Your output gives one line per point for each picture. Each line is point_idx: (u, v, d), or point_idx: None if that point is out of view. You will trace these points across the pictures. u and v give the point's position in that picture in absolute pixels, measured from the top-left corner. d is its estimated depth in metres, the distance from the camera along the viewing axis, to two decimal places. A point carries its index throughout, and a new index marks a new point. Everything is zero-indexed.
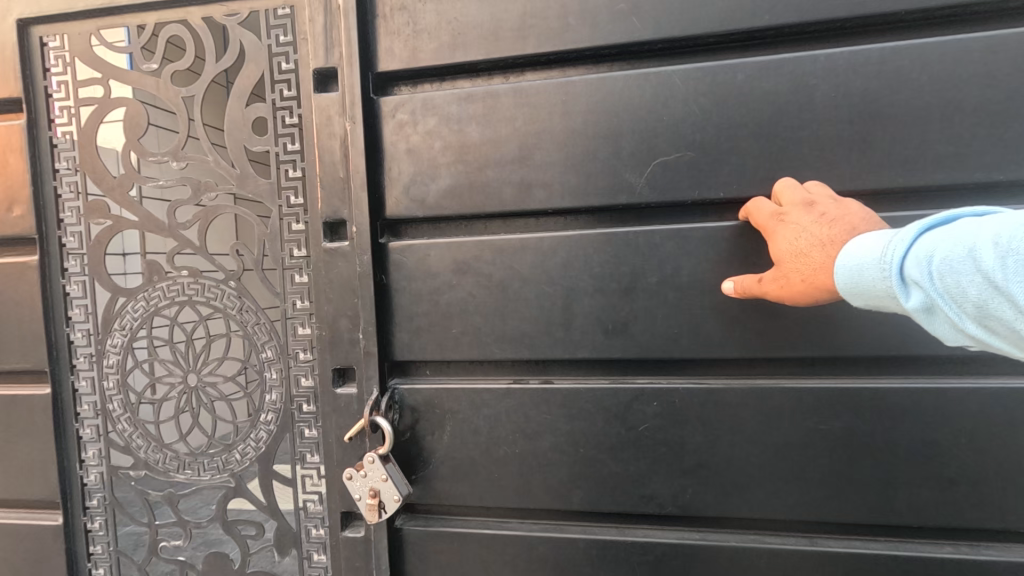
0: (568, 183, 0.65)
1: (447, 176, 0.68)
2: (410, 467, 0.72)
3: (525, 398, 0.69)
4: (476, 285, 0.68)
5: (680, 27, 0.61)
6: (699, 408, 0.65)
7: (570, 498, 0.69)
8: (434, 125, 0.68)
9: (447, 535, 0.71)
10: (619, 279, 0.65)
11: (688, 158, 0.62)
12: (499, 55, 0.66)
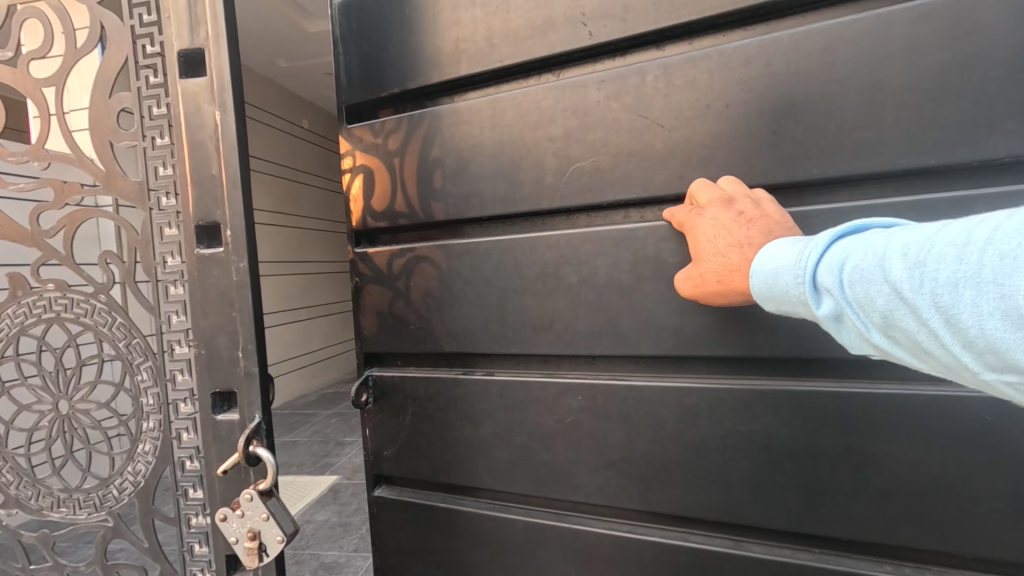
0: (497, 191, 0.79)
1: (403, 189, 0.87)
2: (382, 443, 0.93)
3: (468, 388, 0.84)
4: (428, 283, 0.86)
5: (594, 35, 0.70)
6: (619, 404, 0.74)
7: (509, 478, 0.82)
8: (394, 145, 0.87)
9: (413, 505, 0.91)
10: (539, 282, 0.77)
11: (603, 161, 0.71)
12: (438, 79, 0.82)
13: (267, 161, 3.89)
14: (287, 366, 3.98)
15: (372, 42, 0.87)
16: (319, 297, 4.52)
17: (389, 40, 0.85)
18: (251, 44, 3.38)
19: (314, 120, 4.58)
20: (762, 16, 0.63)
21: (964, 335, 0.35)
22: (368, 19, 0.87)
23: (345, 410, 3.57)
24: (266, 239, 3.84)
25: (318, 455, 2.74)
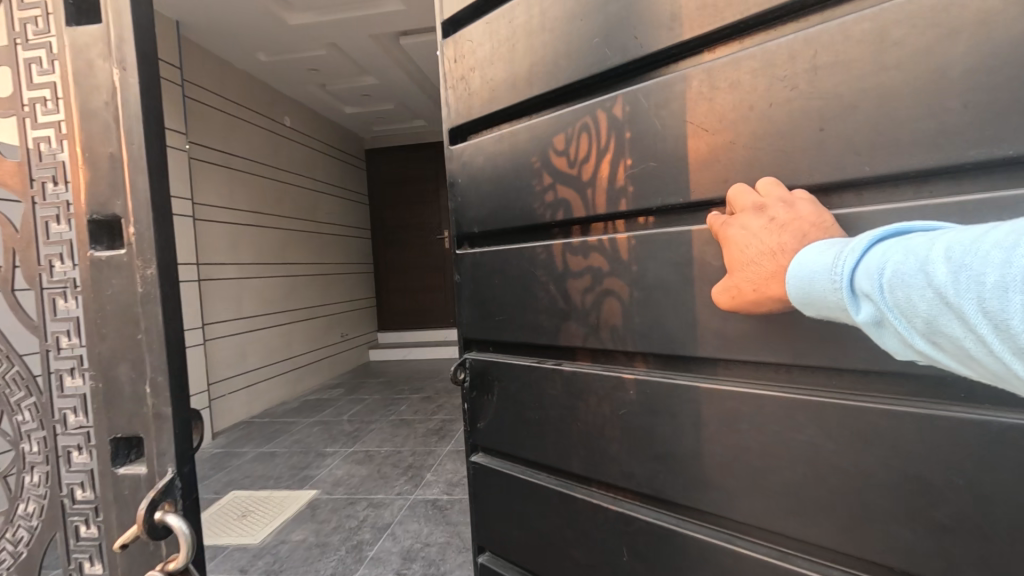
0: (564, 198, 0.90)
1: (490, 198, 1.04)
2: (477, 416, 1.12)
3: (540, 374, 0.96)
4: (507, 277, 1.02)
5: (641, 48, 0.76)
6: (666, 401, 0.76)
7: (572, 458, 0.91)
8: (484, 161, 1.05)
9: (498, 472, 1.07)
10: (594, 284, 0.86)
11: (652, 166, 0.76)
12: (516, 100, 0.96)
13: (248, 160, 3.74)
14: (268, 372, 3.83)
15: (475, 73, 1.04)
16: (303, 299, 4.39)
17: (487, 69, 1.02)
18: (232, 37, 3.24)
19: (297, 117, 4.43)
20: (812, 7, 0.61)
21: (1014, 342, 0.35)
22: (472, 53, 1.04)
23: (328, 419, 3.44)
24: (248, 240, 3.70)
25: (299, 466, 2.60)
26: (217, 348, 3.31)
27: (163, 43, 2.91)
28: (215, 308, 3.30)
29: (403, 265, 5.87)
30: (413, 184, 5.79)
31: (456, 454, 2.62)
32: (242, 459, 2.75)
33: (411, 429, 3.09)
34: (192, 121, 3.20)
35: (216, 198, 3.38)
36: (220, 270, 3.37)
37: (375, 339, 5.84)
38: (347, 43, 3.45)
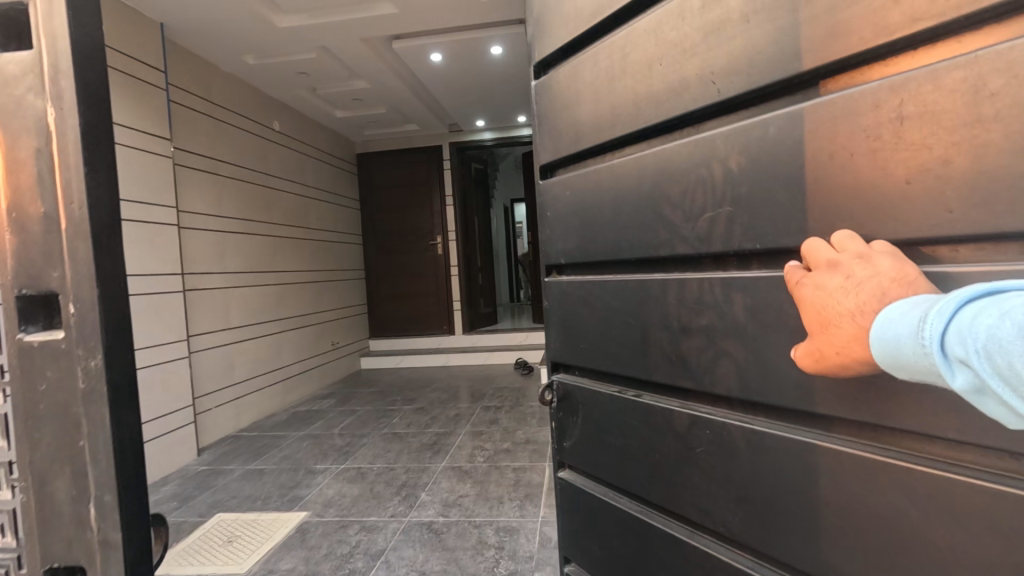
0: (641, 237, 0.87)
1: (575, 234, 1.03)
2: (565, 434, 1.11)
3: (621, 404, 0.94)
4: (592, 309, 1.00)
5: (720, 93, 0.74)
6: (743, 444, 0.72)
7: (649, 487, 0.88)
8: (568, 196, 1.04)
9: (581, 490, 1.06)
10: (671, 319, 0.83)
11: (729, 212, 0.73)
12: (599, 140, 0.95)
13: (236, 166, 3.64)
14: (256, 383, 3.72)
15: (560, 113, 1.05)
16: (292, 308, 4.28)
17: (573, 110, 1.01)
18: (219, 40, 3.15)
19: (287, 122, 4.34)
20: (902, 50, 0.56)
21: None
22: (558, 95, 1.05)
23: (319, 433, 3.34)
24: (236, 248, 3.60)
25: (288, 486, 2.50)
26: (203, 361, 3.20)
27: (148, 46, 2.81)
28: (202, 319, 3.20)
29: (395, 271, 5.79)
30: (406, 190, 5.72)
31: (452, 472, 2.54)
32: (229, 478, 2.65)
33: (404, 444, 3.00)
34: (178, 126, 3.10)
35: (203, 206, 3.28)
36: (207, 280, 3.27)
37: (366, 346, 5.74)
38: (337, 47, 3.36)
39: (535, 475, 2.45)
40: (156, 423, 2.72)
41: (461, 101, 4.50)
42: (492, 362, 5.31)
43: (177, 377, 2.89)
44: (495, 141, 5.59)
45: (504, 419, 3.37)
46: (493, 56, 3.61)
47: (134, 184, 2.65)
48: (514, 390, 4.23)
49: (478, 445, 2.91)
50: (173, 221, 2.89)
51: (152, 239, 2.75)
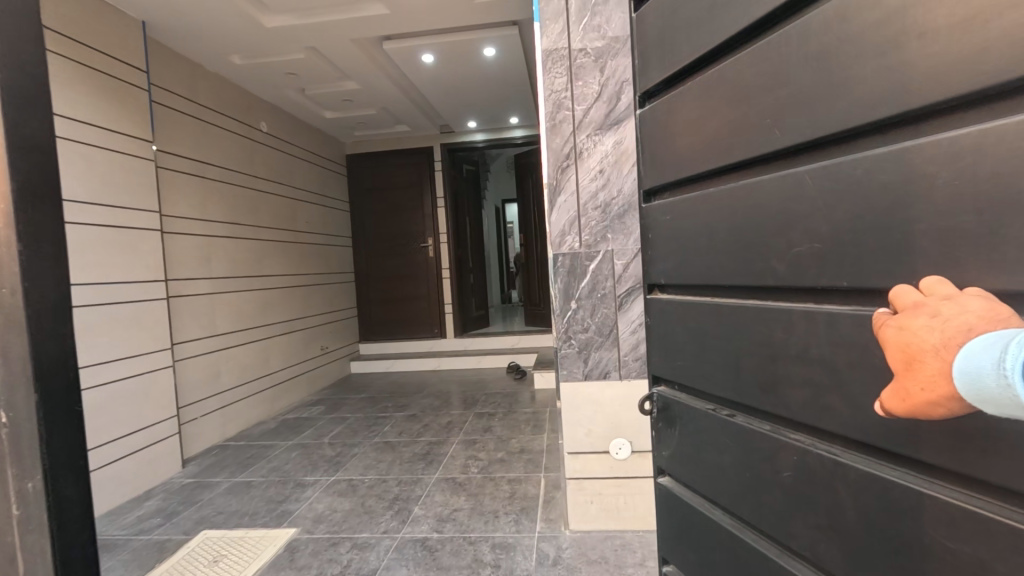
0: (732, 270, 0.72)
1: (670, 258, 0.88)
2: (660, 442, 0.99)
3: (713, 420, 0.80)
4: (687, 333, 0.86)
5: (802, 119, 0.59)
6: (829, 472, 0.59)
7: (736, 503, 0.75)
8: (662, 217, 0.90)
9: (671, 497, 0.94)
10: (765, 346, 0.68)
11: (818, 249, 0.58)
12: (690, 166, 0.80)
13: (221, 168, 3.55)
14: (243, 391, 3.63)
15: (653, 142, 0.91)
16: (281, 314, 4.20)
17: (671, 131, 0.85)
18: (203, 39, 3.05)
19: (274, 123, 4.24)
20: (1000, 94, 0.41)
21: None
22: (652, 126, 0.91)
23: (308, 442, 3.27)
24: (221, 253, 3.50)
25: (276, 500, 2.44)
26: (187, 369, 3.10)
27: (130, 46, 2.72)
28: (186, 326, 3.11)
29: (386, 273, 5.71)
30: (397, 192, 5.63)
31: (445, 484, 2.49)
32: (214, 491, 2.57)
33: (396, 454, 2.94)
34: (161, 128, 3.01)
35: (187, 210, 3.19)
36: (192, 286, 3.18)
37: (357, 350, 5.66)
38: (326, 48, 3.29)
39: (530, 487, 2.41)
40: (140, 434, 2.64)
41: (453, 102, 4.43)
42: (484, 366, 5.25)
43: (162, 387, 2.80)
44: (487, 143, 5.53)
45: (498, 427, 3.32)
46: (485, 58, 3.56)
47: (115, 190, 2.56)
48: (507, 395, 4.18)
49: (471, 454, 2.86)
50: (157, 226, 2.81)
51: (135, 246, 2.66)
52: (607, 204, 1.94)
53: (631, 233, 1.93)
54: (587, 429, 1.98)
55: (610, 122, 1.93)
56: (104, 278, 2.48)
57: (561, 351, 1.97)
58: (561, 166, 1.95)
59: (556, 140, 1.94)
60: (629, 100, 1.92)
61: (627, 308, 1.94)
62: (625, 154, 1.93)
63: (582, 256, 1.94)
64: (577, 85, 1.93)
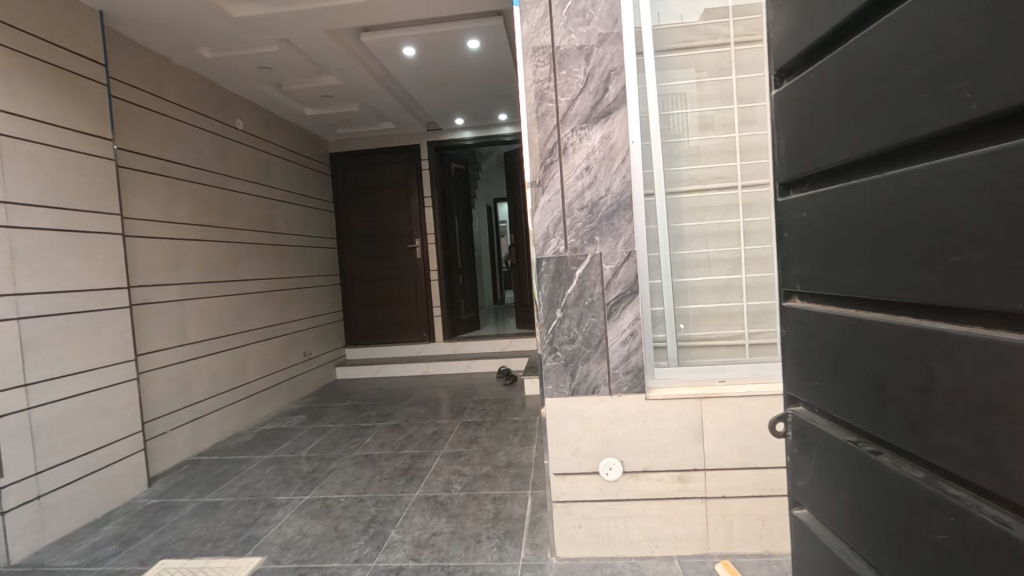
0: (877, 283, 0.55)
1: (805, 262, 0.71)
2: (793, 471, 0.80)
3: (851, 456, 0.62)
4: (825, 352, 0.68)
5: (960, 83, 0.42)
6: (994, 546, 0.42)
7: (876, 560, 0.58)
8: (793, 215, 0.73)
9: (803, 535, 0.75)
10: (918, 374, 0.50)
11: (982, 260, 0.42)
12: (824, 156, 0.64)
13: (192, 168, 3.38)
14: (215, 402, 3.45)
15: (785, 129, 0.73)
16: (257, 320, 4.01)
17: (804, 110, 0.67)
18: (168, 29, 2.87)
19: (250, 120, 4.06)
20: None
21: None
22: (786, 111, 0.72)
23: (284, 456, 3.10)
24: (191, 256, 3.32)
25: (243, 524, 2.27)
26: (152, 381, 2.92)
27: (85, 38, 2.54)
28: (152, 336, 2.93)
29: (372, 275, 5.53)
30: (384, 191, 5.46)
31: (425, 504, 2.33)
32: (177, 515, 2.40)
33: (376, 469, 2.78)
34: (122, 124, 2.83)
35: (153, 212, 3.02)
36: (157, 292, 2.99)
37: (342, 354, 5.48)
38: (299, 39, 3.11)
39: (516, 506, 2.25)
40: (97, 454, 2.46)
41: (438, 97, 4.26)
42: (473, 371, 5.09)
43: (125, 401, 2.63)
44: (475, 140, 5.36)
45: (485, 438, 3.16)
46: (469, 51, 3.39)
47: (67, 190, 2.39)
48: (497, 401, 4.02)
49: (455, 469, 2.70)
50: (116, 230, 2.63)
51: (90, 252, 2.48)
52: (594, 204, 1.78)
53: (620, 236, 1.78)
54: (574, 448, 1.82)
55: (596, 114, 1.77)
56: (53, 286, 2.30)
57: (545, 363, 1.81)
58: (543, 163, 1.79)
59: (537, 134, 1.79)
60: (616, 90, 1.77)
61: (616, 317, 1.79)
62: (614, 148, 1.77)
63: (566, 260, 1.79)
64: (559, 74, 1.78)
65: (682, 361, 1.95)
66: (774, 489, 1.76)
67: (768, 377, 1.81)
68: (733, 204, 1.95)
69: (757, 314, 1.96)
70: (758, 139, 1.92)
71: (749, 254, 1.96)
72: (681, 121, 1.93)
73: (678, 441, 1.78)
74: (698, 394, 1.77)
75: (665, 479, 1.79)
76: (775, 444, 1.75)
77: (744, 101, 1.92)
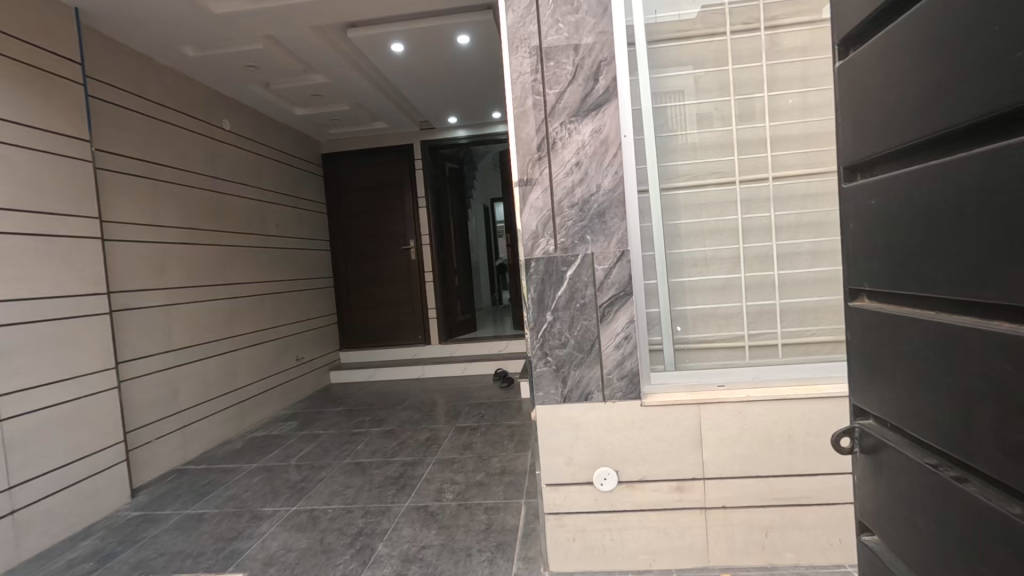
0: (962, 289, 0.54)
1: (877, 256, 0.70)
2: (863, 489, 0.77)
3: (930, 479, 0.60)
4: (899, 359, 0.66)
5: None
6: None
7: None
8: (863, 202, 0.73)
9: (875, 561, 0.72)
10: (1010, 391, 0.48)
11: None
12: (897, 138, 0.64)
13: (177, 170, 3.30)
14: (203, 410, 3.36)
15: (858, 106, 0.72)
16: (247, 325, 3.93)
17: (874, 91, 0.68)
18: (150, 28, 2.80)
19: (238, 120, 3.98)
20: None
21: None
22: (858, 85, 0.71)
23: (274, 464, 3.02)
24: (177, 260, 3.24)
25: (226, 538, 2.19)
26: (136, 389, 2.84)
27: (63, 36, 2.47)
28: (134, 342, 2.84)
29: (367, 277, 5.45)
30: (378, 192, 5.38)
31: (416, 515, 2.25)
32: (160, 528, 2.32)
33: (367, 478, 2.70)
34: (100, 125, 2.74)
35: (136, 215, 2.94)
36: (139, 297, 2.91)
37: (337, 358, 5.39)
38: (284, 36, 3.03)
39: (509, 517, 2.16)
40: (76, 466, 2.38)
41: (429, 95, 4.18)
42: (469, 374, 5.01)
43: (107, 411, 2.55)
44: (469, 138, 5.27)
45: (480, 444, 3.07)
46: (459, 46, 3.31)
47: (44, 195, 2.31)
48: (493, 405, 3.94)
49: (448, 478, 2.62)
50: (93, 234, 2.54)
51: (65, 257, 2.39)
52: (584, 202, 1.70)
53: (613, 235, 1.69)
54: (567, 457, 1.73)
55: (586, 107, 1.69)
56: (26, 293, 2.21)
57: (536, 369, 1.72)
58: (531, 159, 1.71)
59: (524, 129, 1.70)
60: (607, 82, 1.68)
61: (609, 320, 1.70)
62: (606, 143, 1.69)
63: (556, 260, 1.70)
64: (546, 65, 1.69)
65: (679, 365, 1.86)
66: (777, 499, 1.68)
67: (770, 382, 1.73)
68: (731, 200, 1.87)
69: (757, 314, 1.88)
70: (756, 132, 1.85)
71: (748, 252, 1.88)
72: (677, 113, 1.85)
73: (676, 449, 1.70)
74: (696, 399, 1.69)
75: (663, 489, 1.71)
76: (777, 451, 1.67)
77: (742, 93, 1.84)
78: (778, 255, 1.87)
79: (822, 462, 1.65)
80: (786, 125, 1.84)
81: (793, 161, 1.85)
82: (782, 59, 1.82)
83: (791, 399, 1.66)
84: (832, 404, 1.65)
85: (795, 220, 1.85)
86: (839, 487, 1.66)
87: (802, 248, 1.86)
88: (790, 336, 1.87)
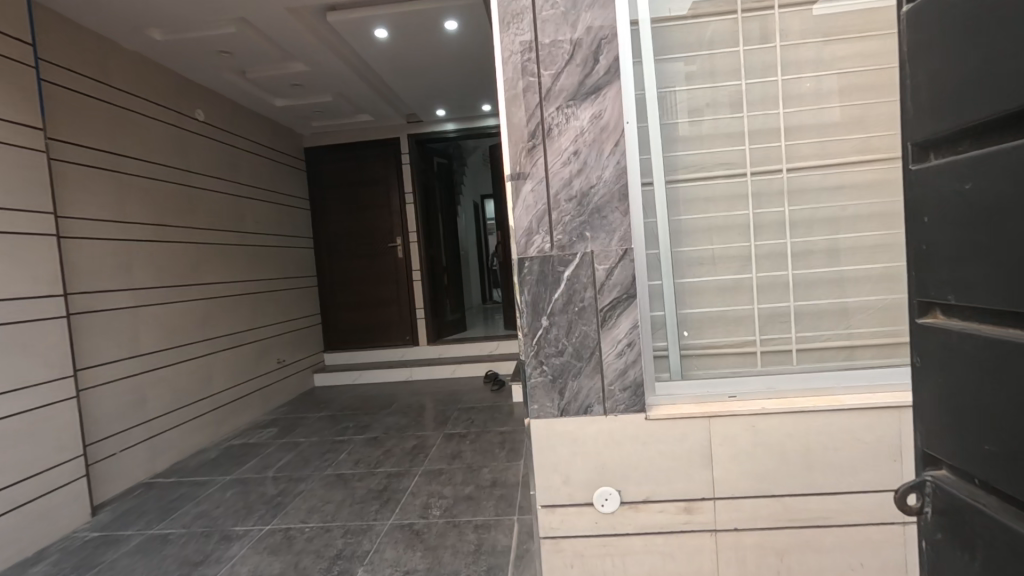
0: None
1: (960, 264, 0.53)
2: (929, 560, 0.61)
3: None
4: (998, 397, 0.50)
5: None
6: None
7: None
8: (937, 192, 0.56)
9: None
10: None
11: None
12: (1004, 103, 0.47)
13: (143, 162, 3.08)
14: (174, 418, 3.16)
15: (943, 60, 0.54)
16: (222, 327, 3.72)
17: (964, 43, 0.51)
18: (110, 8, 2.59)
19: (212, 110, 3.77)
20: None
21: None
22: (937, 32, 0.54)
23: (249, 476, 2.83)
24: (145, 258, 3.04)
25: (191, 563, 2.00)
26: (98, 398, 2.63)
27: (13, 14, 2.25)
28: (95, 347, 2.63)
29: (352, 276, 5.25)
30: (363, 187, 5.18)
31: (399, 535, 2.08)
32: (120, 551, 2.13)
33: (348, 491, 2.52)
34: (56, 113, 2.53)
35: (97, 210, 2.73)
36: (101, 299, 2.70)
37: (321, 360, 5.19)
38: (258, 18, 2.83)
39: (500, 536, 2.00)
40: (27, 484, 2.18)
41: (415, 85, 3.99)
42: (459, 376, 4.84)
43: (63, 423, 2.35)
44: (458, 132, 5.08)
45: (469, 453, 2.91)
46: (445, 32, 3.13)
47: None
48: (483, 409, 3.77)
49: (435, 491, 2.45)
50: (46, 231, 2.33)
51: (12, 256, 2.18)
52: (583, 195, 1.54)
53: (615, 231, 1.54)
54: (564, 476, 1.57)
55: (585, 91, 1.53)
56: None
57: (530, 380, 1.57)
58: (523, 148, 1.54)
59: (516, 115, 1.54)
60: (608, 62, 1.52)
61: (611, 325, 1.55)
62: (606, 130, 1.53)
63: (553, 260, 1.54)
64: (541, 43, 1.52)
65: (686, 373, 1.70)
66: (793, 519, 1.54)
67: (784, 392, 1.59)
68: (742, 194, 1.72)
69: (768, 318, 1.74)
70: (769, 121, 1.71)
71: (759, 250, 1.73)
72: (683, 99, 1.69)
73: (683, 466, 1.55)
74: (706, 412, 1.54)
75: (669, 510, 1.56)
76: (794, 468, 1.52)
77: (753, 76, 1.70)
78: (792, 253, 1.72)
79: (843, 480, 1.52)
80: (801, 112, 1.70)
81: (808, 151, 1.70)
82: (796, 40, 1.67)
83: (809, 411, 1.51)
84: (854, 417, 1.51)
85: (810, 215, 1.71)
86: (862, 506, 1.52)
87: (818, 246, 1.72)
88: (804, 341, 1.74)
